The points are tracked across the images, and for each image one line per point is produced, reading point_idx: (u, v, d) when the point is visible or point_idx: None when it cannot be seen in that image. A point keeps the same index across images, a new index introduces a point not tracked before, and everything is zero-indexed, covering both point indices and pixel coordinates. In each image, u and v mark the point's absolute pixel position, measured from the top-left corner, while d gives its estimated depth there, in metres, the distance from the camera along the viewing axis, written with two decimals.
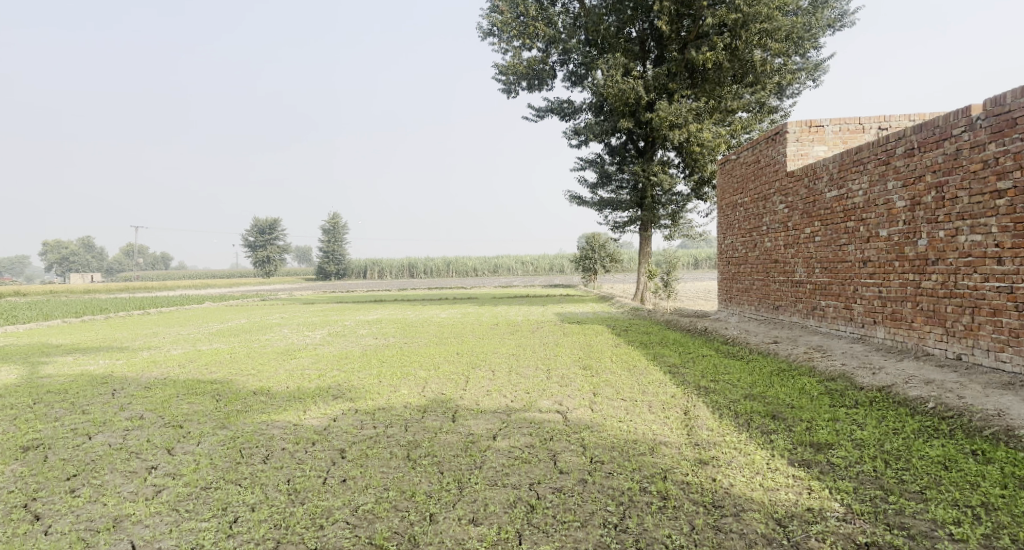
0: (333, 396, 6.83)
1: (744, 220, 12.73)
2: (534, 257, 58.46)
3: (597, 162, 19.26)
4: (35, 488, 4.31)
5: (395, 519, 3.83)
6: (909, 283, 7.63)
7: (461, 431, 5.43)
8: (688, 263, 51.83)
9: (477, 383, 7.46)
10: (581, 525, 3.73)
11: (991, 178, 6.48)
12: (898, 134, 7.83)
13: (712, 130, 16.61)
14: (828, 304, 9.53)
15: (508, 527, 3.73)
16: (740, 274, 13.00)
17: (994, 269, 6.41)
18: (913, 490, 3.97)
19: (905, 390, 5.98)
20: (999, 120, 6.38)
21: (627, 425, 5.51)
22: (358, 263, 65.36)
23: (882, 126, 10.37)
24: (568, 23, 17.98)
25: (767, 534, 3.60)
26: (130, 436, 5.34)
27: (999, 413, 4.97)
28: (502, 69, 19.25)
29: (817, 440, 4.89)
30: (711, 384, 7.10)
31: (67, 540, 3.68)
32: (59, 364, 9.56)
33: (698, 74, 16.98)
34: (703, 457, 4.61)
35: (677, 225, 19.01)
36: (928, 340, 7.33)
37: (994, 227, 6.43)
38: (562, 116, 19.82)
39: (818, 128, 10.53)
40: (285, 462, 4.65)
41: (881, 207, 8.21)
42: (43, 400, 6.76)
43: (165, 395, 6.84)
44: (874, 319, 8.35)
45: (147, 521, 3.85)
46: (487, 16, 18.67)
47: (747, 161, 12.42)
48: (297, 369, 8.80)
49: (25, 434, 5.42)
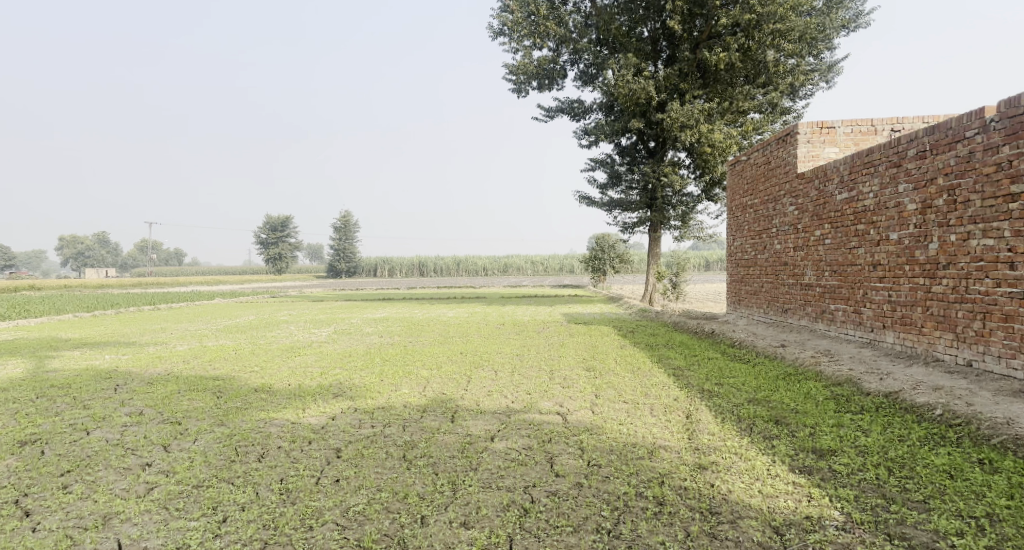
0: (333, 395, 6.80)
1: (753, 221, 12.60)
2: (544, 257, 58.41)
3: (607, 163, 19.15)
4: (29, 483, 4.32)
5: (386, 521, 3.79)
6: (919, 287, 7.50)
7: (459, 431, 5.37)
8: (700, 265, 51.65)
9: (477, 383, 7.42)
10: (574, 530, 3.67)
11: (1004, 182, 6.34)
12: (910, 135, 7.68)
13: (723, 131, 16.41)
14: (837, 307, 9.38)
15: (499, 532, 3.67)
16: (749, 276, 12.87)
17: (1006, 274, 6.27)
18: (916, 499, 3.87)
19: (912, 396, 5.85)
20: (1014, 121, 6.24)
21: (628, 428, 5.42)
22: (368, 261, 65.68)
23: (895, 128, 10.19)
24: (579, 23, 17.88)
25: (763, 542, 3.53)
26: (128, 431, 5.34)
27: (1009, 422, 4.84)
28: (513, 68, 19.19)
29: (819, 446, 4.78)
30: (716, 388, 6.99)
31: (53, 537, 3.67)
32: (65, 358, 9.59)
33: (710, 74, 16.81)
34: (702, 462, 4.53)
35: (687, 226, 18.85)
36: (937, 346, 7.19)
37: (1006, 231, 6.29)
38: (572, 116, 19.74)
39: (830, 129, 10.38)
40: (279, 462, 4.62)
41: (892, 210, 8.06)
42: (46, 394, 6.80)
43: (166, 391, 6.84)
44: (883, 324, 8.22)
45: (136, 519, 3.83)
46: (498, 16, 18.67)
47: (757, 162, 12.30)
48: (299, 366, 8.81)
49: (24, 428, 5.45)
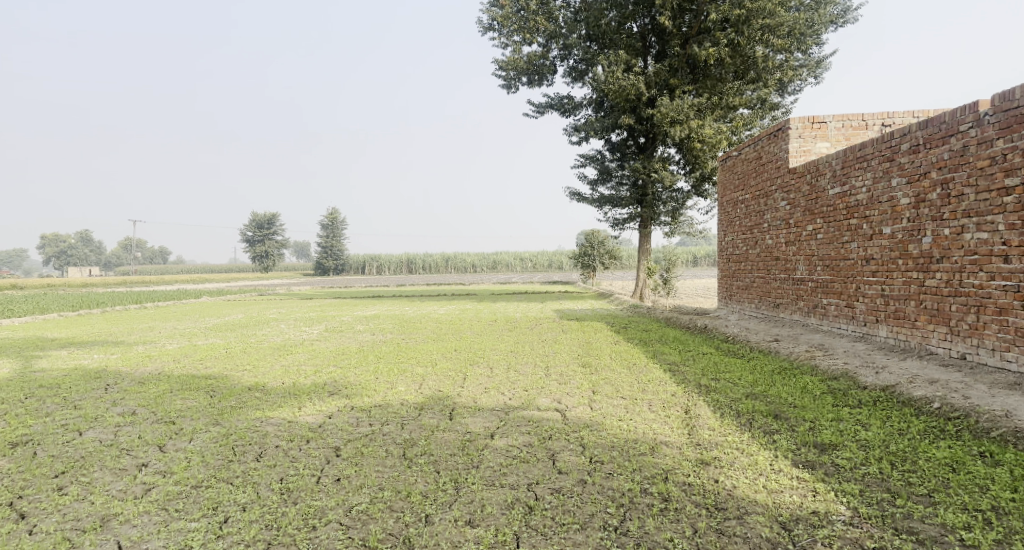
0: (329, 393, 6.72)
1: (745, 217, 12.64)
2: (532, 254, 58.57)
3: (597, 159, 19.12)
4: (22, 485, 4.22)
5: (390, 520, 3.75)
6: (912, 281, 7.54)
7: (458, 429, 5.32)
8: (689, 260, 52.00)
9: (474, 380, 7.37)
10: (581, 528, 3.64)
11: (998, 175, 6.39)
12: (904, 130, 7.72)
13: (714, 127, 16.43)
14: (829, 302, 9.42)
15: (505, 530, 3.64)
16: (740, 272, 12.90)
17: (1001, 267, 6.31)
18: (920, 493, 3.88)
19: (909, 389, 5.88)
20: (1009, 115, 6.28)
21: (627, 424, 5.40)
22: (357, 258, 65.36)
23: (885, 123, 10.24)
24: (569, 18, 17.79)
25: (772, 538, 3.52)
26: (122, 432, 5.23)
27: (1007, 414, 4.88)
28: (503, 64, 19.08)
29: (821, 440, 4.79)
30: (712, 383, 6.99)
31: (51, 540, 3.58)
32: (53, 358, 9.44)
33: (701, 70, 16.81)
34: (704, 458, 4.52)
35: (677, 222, 18.89)
36: (931, 340, 7.23)
37: (1001, 225, 6.34)
38: (562, 112, 19.70)
39: (821, 124, 10.42)
40: (277, 461, 4.55)
41: (885, 205, 8.12)
42: (34, 394, 6.66)
43: (158, 391, 6.73)
44: (876, 318, 8.26)
45: (135, 521, 3.75)
46: (487, 11, 18.56)
47: (748, 158, 12.33)
48: (292, 364, 8.72)
49: (15, 429, 5.33)
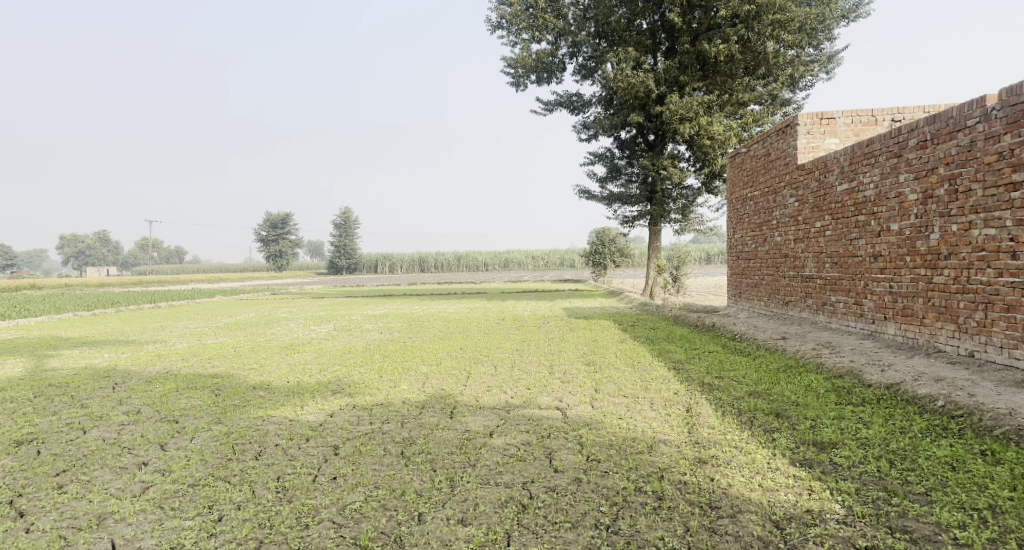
0: (332, 392, 6.77)
1: (754, 214, 12.52)
2: (544, 252, 58.55)
3: (606, 156, 19.05)
4: (23, 483, 4.29)
5: (382, 519, 3.77)
6: (920, 278, 7.44)
7: (457, 428, 5.34)
8: (701, 258, 51.82)
9: (477, 379, 7.39)
10: (572, 526, 3.65)
11: (1005, 171, 6.29)
12: (911, 125, 7.61)
13: (722, 123, 16.28)
14: (838, 299, 9.32)
15: (496, 528, 3.65)
16: (750, 269, 12.79)
17: (1009, 264, 6.21)
18: (917, 491, 3.84)
19: (913, 387, 5.81)
20: (1015, 110, 6.18)
21: (627, 423, 5.37)
22: (369, 258, 65.78)
23: (895, 118, 10.10)
24: (578, 15, 17.71)
25: (763, 537, 3.50)
26: (125, 431, 5.30)
27: (1011, 412, 4.80)
28: (512, 62, 19.07)
29: (821, 439, 4.74)
30: (716, 381, 6.95)
31: (47, 538, 3.65)
32: (66, 357, 9.59)
33: (710, 66, 16.68)
34: (702, 456, 4.49)
35: (687, 219, 18.75)
36: (939, 337, 7.14)
37: (1008, 221, 6.23)
38: (571, 109, 19.65)
39: (830, 120, 10.29)
40: (276, 460, 4.59)
41: (893, 201, 8.01)
42: (43, 393, 6.77)
43: (165, 390, 6.81)
44: (884, 316, 8.16)
45: (130, 519, 3.81)
46: (496, 9, 18.54)
47: (757, 154, 12.21)
48: (298, 363, 8.79)
49: (21, 428, 5.41)
